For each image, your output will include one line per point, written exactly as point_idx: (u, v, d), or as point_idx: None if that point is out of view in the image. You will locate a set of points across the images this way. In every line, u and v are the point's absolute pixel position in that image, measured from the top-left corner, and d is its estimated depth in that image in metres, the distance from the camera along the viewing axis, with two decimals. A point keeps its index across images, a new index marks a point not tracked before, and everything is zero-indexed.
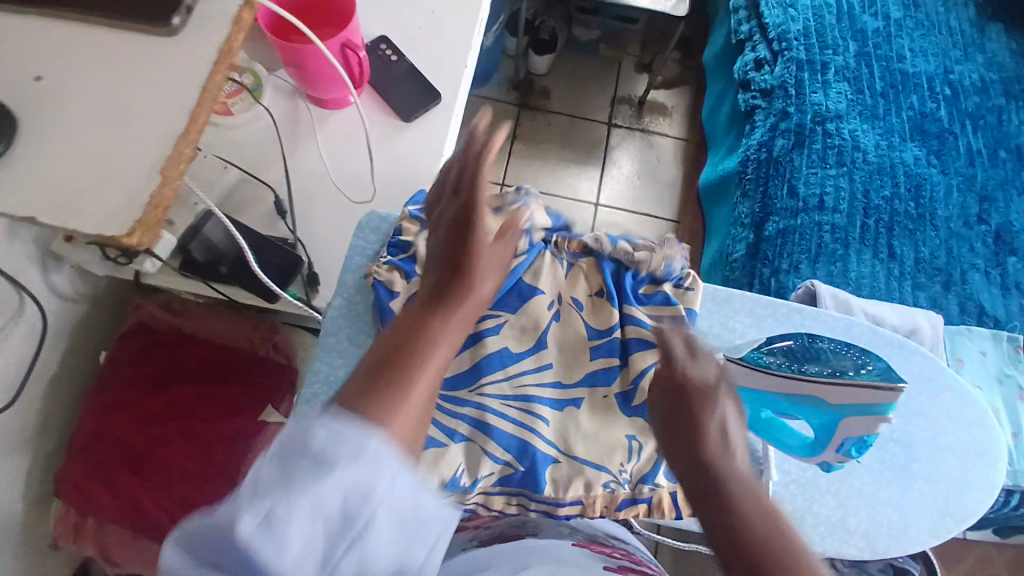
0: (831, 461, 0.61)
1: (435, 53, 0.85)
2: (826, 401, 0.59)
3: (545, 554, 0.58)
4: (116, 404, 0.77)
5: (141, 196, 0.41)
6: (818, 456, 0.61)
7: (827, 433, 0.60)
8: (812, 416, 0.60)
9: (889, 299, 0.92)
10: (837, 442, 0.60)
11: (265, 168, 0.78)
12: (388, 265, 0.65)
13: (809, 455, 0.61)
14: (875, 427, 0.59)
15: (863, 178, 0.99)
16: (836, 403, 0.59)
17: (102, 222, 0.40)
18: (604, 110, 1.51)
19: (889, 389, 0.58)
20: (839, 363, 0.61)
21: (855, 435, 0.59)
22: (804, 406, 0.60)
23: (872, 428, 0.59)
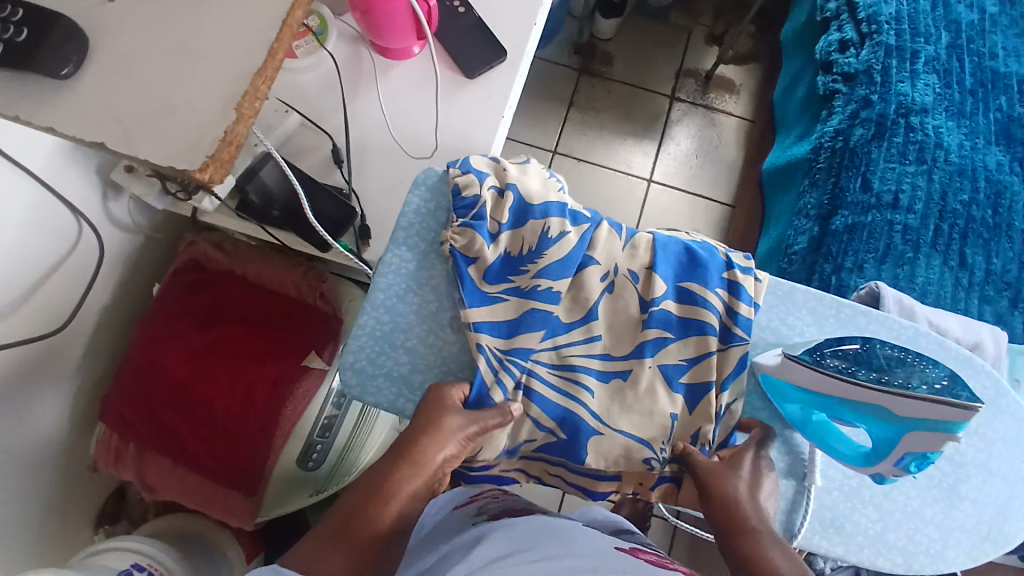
0: (887, 473, 0.59)
1: (503, 9, 0.82)
2: (890, 412, 0.56)
3: (574, 545, 0.60)
4: (164, 336, 0.79)
5: (216, 129, 0.44)
6: (874, 467, 0.59)
7: (885, 444, 0.57)
8: (871, 426, 0.58)
9: (953, 310, 0.87)
10: (898, 456, 0.57)
11: (324, 115, 0.77)
12: (462, 227, 0.65)
13: (866, 464, 0.59)
14: (940, 445, 0.56)
15: (942, 178, 0.92)
16: (903, 416, 0.55)
17: (174, 154, 0.43)
18: (667, 81, 1.45)
19: (965, 409, 0.54)
20: (911, 376, 0.57)
21: (918, 452, 0.56)
22: (865, 414, 0.57)
23: (937, 446, 0.55)
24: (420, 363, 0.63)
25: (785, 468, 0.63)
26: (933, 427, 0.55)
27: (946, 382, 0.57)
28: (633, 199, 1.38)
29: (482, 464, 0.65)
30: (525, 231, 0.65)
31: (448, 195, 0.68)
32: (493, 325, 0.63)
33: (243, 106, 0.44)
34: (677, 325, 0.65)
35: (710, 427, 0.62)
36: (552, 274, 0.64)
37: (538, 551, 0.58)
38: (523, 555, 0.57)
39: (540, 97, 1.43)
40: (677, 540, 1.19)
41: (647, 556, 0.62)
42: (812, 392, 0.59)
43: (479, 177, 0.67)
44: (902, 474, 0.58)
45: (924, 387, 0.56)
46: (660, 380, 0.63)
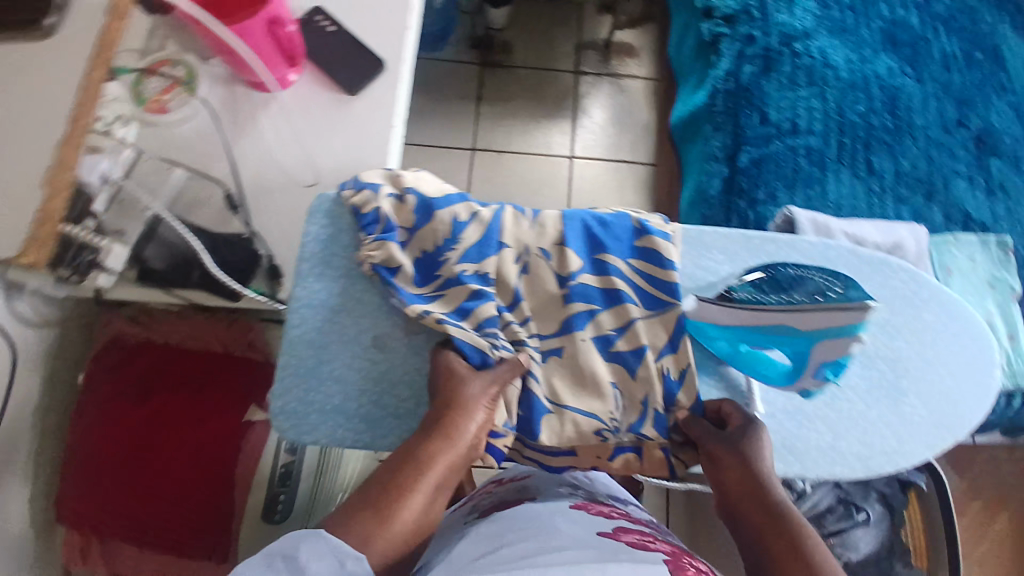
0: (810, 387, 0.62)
1: (371, 20, 0.80)
2: (796, 328, 0.62)
3: (553, 541, 0.57)
4: (102, 419, 0.77)
5: None
6: (796, 384, 0.62)
7: (801, 361, 0.62)
8: (788, 345, 0.63)
9: (871, 216, 0.90)
10: (812, 369, 0.61)
11: (211, 163, 0.74)
12: (377, 241, 0.64)
13: (790, 382, 0.63)
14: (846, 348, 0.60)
15: (836, 95, 0.94)
16: (807, 328, 0.61)
17: None
18: (569, 57, 1.45)
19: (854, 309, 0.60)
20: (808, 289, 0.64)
21: (830, 360, 0.61)
22: (778, 335, 0.63)
23: (844, 350, 0.60)
24: (352, 390, 0.62)
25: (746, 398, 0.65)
26: (836, 332, 0.60)
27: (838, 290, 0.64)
28: (560, 179, 1.38)
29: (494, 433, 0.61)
30: (435, 227, 0.65)
31: (347, 216, 0.66)
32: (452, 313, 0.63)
33: None
34: (599, 294, 0.65)
35: (655, 389, 0.63)
36: (473, 257, 0.64)
37: (519, 551, 0.55)
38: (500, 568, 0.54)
39: (447, 98, 1.41)
40: (673, 497, 1.20)
41: (629, 537, 0.59)
42: (733, 327, 0.63)
43: (374, 188, 0.66)
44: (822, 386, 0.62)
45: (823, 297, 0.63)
46: (593, 348, 0.64)
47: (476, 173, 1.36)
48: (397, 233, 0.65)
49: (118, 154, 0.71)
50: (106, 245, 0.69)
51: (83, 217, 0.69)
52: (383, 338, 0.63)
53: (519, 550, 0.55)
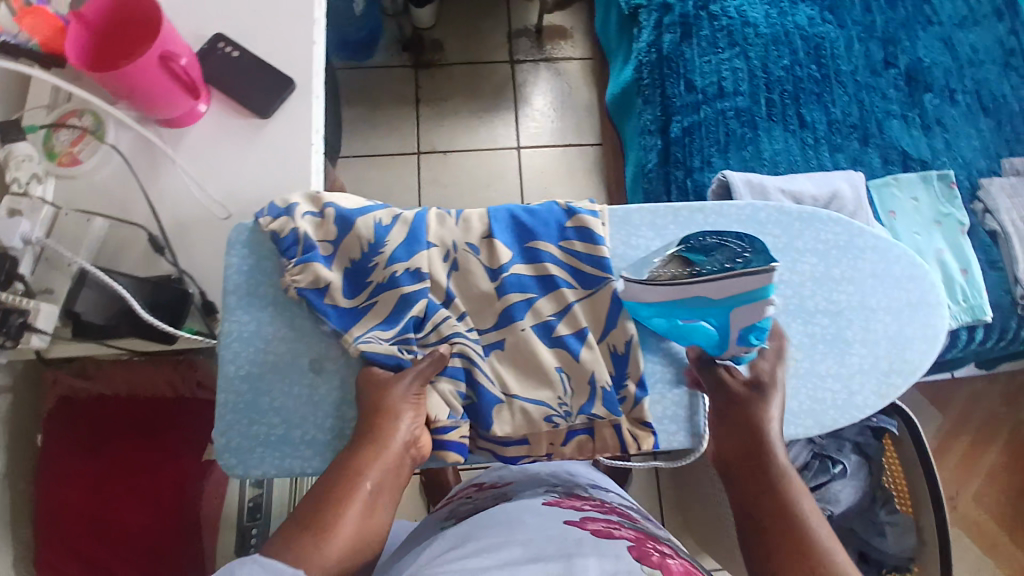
0: (739, 351, 0.62)
1: (275, 40, 0.79)
2: (715, 297, 0.60)
3: (510, 536, 0.51)
4: (62, 479, 0.77)
5: None
6: (726, 351, 0.63)
7: (725, 328, 0.61)
8: (712, 315, 0.61)
9: (807, 169, 0.89)
10: (737, 335, 0.61)
11: (131, 208, 0.73)
12: (300, 265, 0.62)
13: (719, 350, 0.63)
14: (762, 312, 0.60)
15: (758, 53, 0.94)
16: (722, 297, 0.59)
17: None
18: (503, 47, 1.43)
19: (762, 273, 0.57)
20: (720, 255, 0.61)
21: (747, 325, 0.60)
22: (699, 307, 0.60)
23: (760, 315, 0.59)
24: (294, 418, 0.61)
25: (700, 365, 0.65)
26: (751, 299, 0.59)
27: (748, 254, 0.60)
28: (510, 171, 1.36)
29: (439, 428, 0.60)
30: (358, 237, 0.63)
31: (268, 242, 0.65)
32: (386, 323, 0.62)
33: None
34: (534, 283, 0.65)
35: (601, 369, 0.63)
36: (402, 255, 0.63)
37: (472, 551, 0.50)
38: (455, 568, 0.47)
39: (384, 105, 1.38)
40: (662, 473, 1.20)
41: (596, 525, 0.53)
42: (657, 304, 0.61)
43: (291, 209, 0.64)
44: (750, 347, 0.62)
45: (731, 264, 0.60)
46: (535, 337, 0.63)
47: (424, 177, 1.34)
48: (319, 249, 0.63)
49: (36, 212, 0.69)
50: (34, 305, 0.67)
51: (10, 282, 0.68)
52: (319, 360, 0.62)
53: (473, 552, 0.49)
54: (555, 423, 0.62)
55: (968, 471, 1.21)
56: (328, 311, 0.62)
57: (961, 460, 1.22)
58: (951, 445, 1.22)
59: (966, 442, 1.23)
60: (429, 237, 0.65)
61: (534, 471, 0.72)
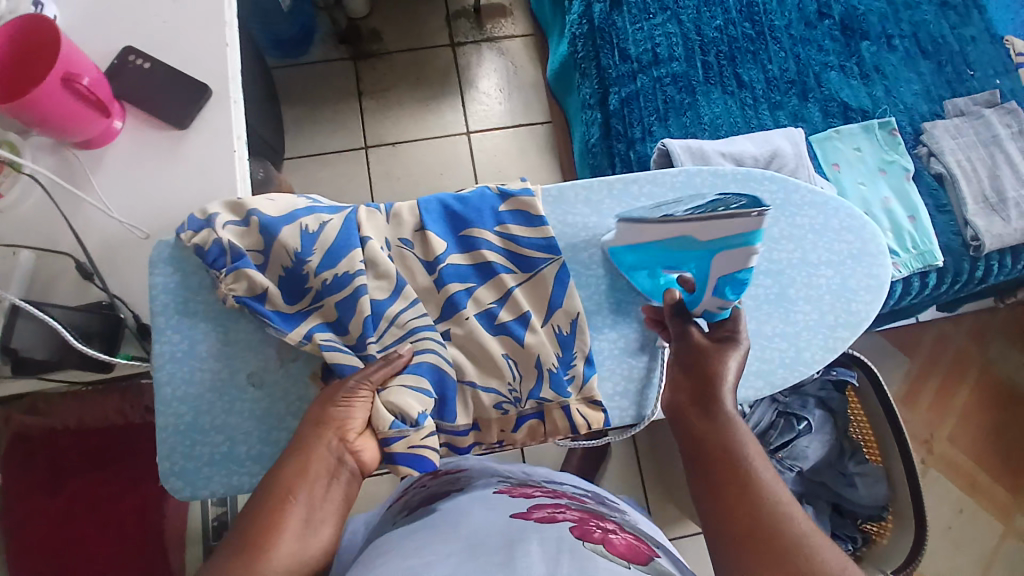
0: (713, 307, 0.60)
1: (188, 47, 0.76)
2: (698, 238, 0.57)
3: (451, 534, 0.50)
4: (22, 519, 0.75)
5: None
6: (699, 304, 0.60)
7: (702, 277, 0.59)
8: (694, 259, 0.59)
9: (749, 130, 0.89)
10: (712, 285, 0.58)
11: (55, 237, 0.71)
12: (232, 273, 0.60)
13: (694, 305, 0.60)
14: (745, 262, 0.55)
15: (690, 15, 0.93)
16: (703, 238, 0.56)
17: None
18: (443, 31, 1.40)
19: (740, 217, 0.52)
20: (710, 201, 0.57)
21: (726, 275, 0.57)
22: (682, 249, 0.59)
23: (742, 264, 0.55)
24: (238, 434, 0.60)
25: (642, 335, 0.65)
26: (731, 247, 0.55)
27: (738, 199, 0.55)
28: (462, 158, 1.34)
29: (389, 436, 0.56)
30: (285, 244, 0.61)
31: (194, 258, 0.63)
32: (330, 324, 0.61)
33: None
34: (472, 272, 0.64)
35: (547, 350, 0.62)
36: (328, 265, 0.61)
37: (413, 548, 0.48)
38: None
39: (326, 101, 1.35)
40: None
41: (540, 512, 0.53)
42: (637, 246, 0.62)
43: (211, 221, 0.62)
44: (727, 303, 0.59)
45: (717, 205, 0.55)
46: (479, 326, 0.62)
47: (374, 171, 1.32)
48: (249, 258, 0.61)
49: None
50: None
51: None
52: (258, 373, 0.61)
53: (414, 550, 0.48)
54: (505, 409, 0.62)
55: (939, 413, 1.23)
56: (272, 314, 0.60)
57: (932, 402, 1.24)
58: (921, 389, 1.24)
59: (935, 384, 1.24)
60: (360, 233, 0.63)
61: (492, 464, 0.72)
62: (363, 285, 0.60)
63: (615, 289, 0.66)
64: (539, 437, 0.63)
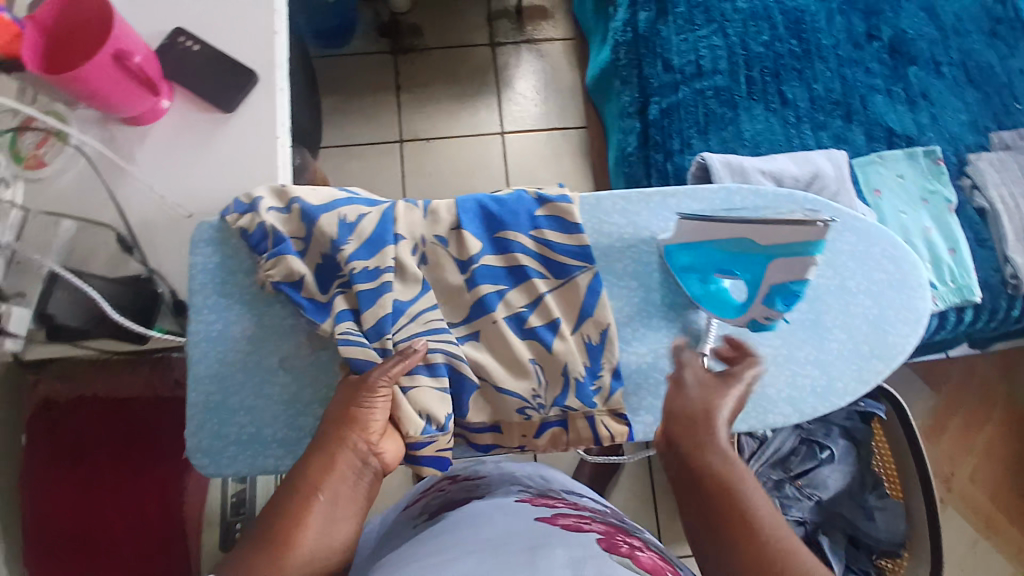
0: (760, 316, 0.61)
1: (237, 31, 0.77)
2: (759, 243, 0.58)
3: (474, 535, 0.50)
4: (45, 486, 0.76)
5: None
6: (745, 312, 0.62)
7: (754, 284, 0.60)
8: (747, 266, 0.60)
9: (790, 148, 0.88)
10: (764, 292, 0.60)
11: (97, 209, 0.72)
12: (273, 258, 0.61)
13: (740, 314, 0.62)
14: (802, 272, 0.57)
15: (737, 28, 0.92)
16: (765, 244, 0.58)
17: None
18: (483, 30, 1.40)
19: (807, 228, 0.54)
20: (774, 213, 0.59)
21: (779, 284, 0.59)
22: (739, 254, 0.60)
23: (798, 274, 0.57)
24: (266, 416, 0.61)
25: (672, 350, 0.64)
26: (790, 253, 0.56)
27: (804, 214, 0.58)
28: (494, 158, 1.34)
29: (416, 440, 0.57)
30: (322, 232, 0.62)
31: (236, 240, 0.64)
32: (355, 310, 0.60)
33: None
34: (505, 274, 0.64)
35: (574, 359, 0.62)
36: (363, 257, 0.61)
37: (440, 546, 0.49)
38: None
39: (363, 93, 1.36)
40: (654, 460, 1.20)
41: (565, 521, 0.53)
42: (692, 245, 0.62)
43: (255, 205, 0.62)
44: (773, 314, 0.61)
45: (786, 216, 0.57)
46: (509, 329, 0.62)
47: (407, 165, 1.33)
48: (291, 243, 0.62)
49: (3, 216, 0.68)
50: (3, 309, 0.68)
51: None
52: (289, 358, 0.62)
53: (440, 550, 0.48)
54: (526, 415, 0.62)
55: (963, 450, 1.20)
56: (309, 302, 0.61)
57: (955, 438, 1.21)
58: (945, 425, 1.22)
59: (959, 420, 1.22)
60: (397, 229, 0.64)
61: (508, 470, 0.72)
62: (389, 282, 0.61)
63: (648, 301, 0.65)
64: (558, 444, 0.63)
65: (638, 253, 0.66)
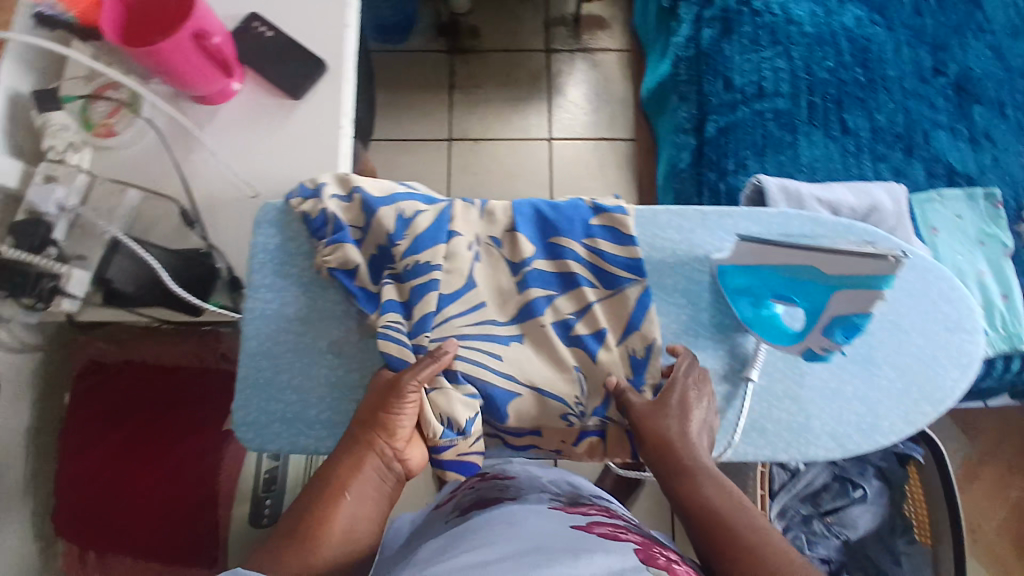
0: (817, 347, 0.60)
1: (310, 20, 0.79)
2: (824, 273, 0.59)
3: (512, 533, 0.51)
4: (85, 444, 0.80)
5: None
6: (802, 341, 0.60)
7: (814, 313, 0.59)
8: (808, 294, 0.60)
9: (847, 178, 0.87)
10: (825, 323, 0.59)
11: (163, 181, 0.74)
12: (331, 245, 0.63)
13: (795, 342, 0.61)
14: (868, 304, 0.57)
15: (802, 53, 0.91)
16: (833, 272, 0.58)
17: None
18: (539, 36, 1.41)
19: (882, 259, 0.55)
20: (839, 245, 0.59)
21: (842, 315, 0.58)
22: (802, 281, 0.60)
23: (864, 307, 0.57)
24: (311, 398, 0.62)
25: (717, 372, 0.64)
26: (859, 284, 0.56)
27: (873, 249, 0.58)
28: (539, 163, 1.35)
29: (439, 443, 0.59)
30: (380, 223, 0.63)
31: (298, 224, 0.66)
32: (404, 303, 0.61)
33: None
34: (555, 280, 0.64)
35: (619, 372, 0.62)
36: (417, 251, 0.62)
37: (477, 541, 0.51)
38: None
39: (417, 89, 1.38)
40: None
41: (602, 528, 0.54)
42: (751, 267, 0.62)
43: (319, 191, 0.64)
44: (832, 347, 0.59)
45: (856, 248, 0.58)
46: (555, 334, 0.63)
47: (454, 164, 1.34)
48: (349, 232, 0.63)
49: (72, 179, 0.71)
50: (66, 271, 0.70)
51: (44, 246, 0.70)
52: (338, 343, 0.63)
53: (480, 546, 0.50)
54: (562, 424, 0.63)
55: (993, 501, 1.17)
56: (361, 291, 0.62)
57: (986, 488, 1.18)
58: (977, 473, 1.19)
59: (993, 470, 1.19)
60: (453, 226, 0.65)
61: (535, 473, 0.73)
62: (436, 279, 0.61)
63: (696, 321, 0.65)
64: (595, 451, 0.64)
65: (690, 270, 0.65)
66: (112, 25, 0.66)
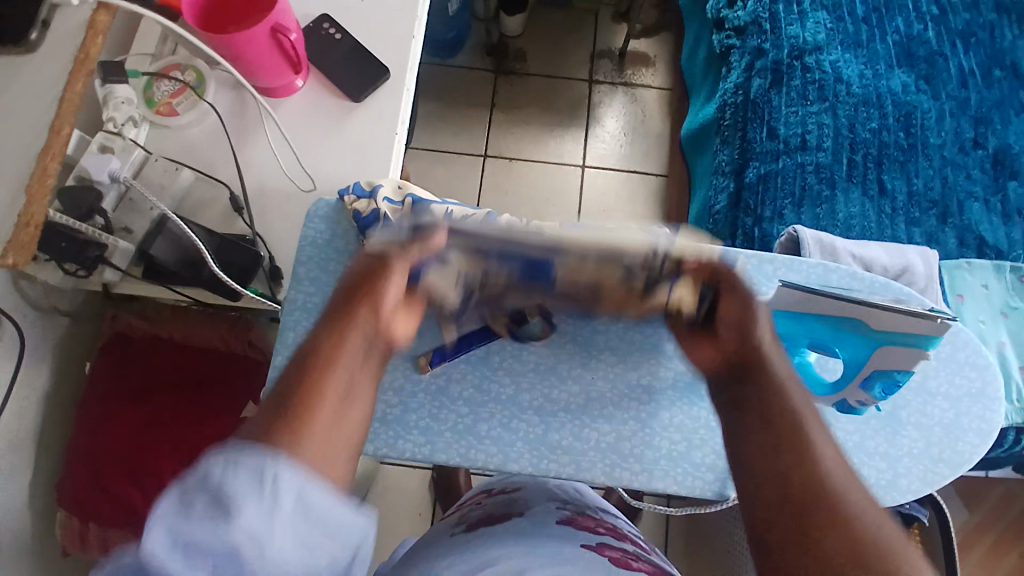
0: (853, 399, 0.61)
1: (378, 27, 0.81)
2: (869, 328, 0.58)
3: (534, 554, 0.51)
4: (104, 416, 0.80)
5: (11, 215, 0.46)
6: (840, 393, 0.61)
7: (854, 366, 0.60)
8: (847, 347, 0.60)
9: (880, 237, 0.89)
10: (863, 375, 0.59)
11: (217, 165, 0.76)
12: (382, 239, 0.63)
13: (830, 393, 0.62)
14: (911, 363, 0.57)
15: (847, 112, 0.94)
16: (878, 329, 0.58)
17: None
18: (584, 66, 1.44)
19: (930, 319, 0.56)
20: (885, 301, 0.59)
21: (885, 370, 0.58)
22: (843, 333, 0.59)
23: (906, 364, 0.57)
24: None
25: None
26: (903, 342, 0.57)
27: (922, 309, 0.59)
28: (570, 188, 1.37)
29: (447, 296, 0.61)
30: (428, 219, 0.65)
31: (348, 221, 0.67)
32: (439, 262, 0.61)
33: (33, 191, 0.46)
34: None
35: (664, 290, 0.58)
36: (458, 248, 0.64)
37: (503, 557, 0.52)
38: (345, 507, 0.36)
39: (459, 104, 1.40)
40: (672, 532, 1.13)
41: (613, 552, 0.55)
42: (793, 315, 0.62)
43: (374, 192, 0.66)
44: (868, 400, 0.60)
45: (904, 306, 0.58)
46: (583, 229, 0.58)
47: (486, 181, 1.36)
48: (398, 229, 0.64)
49: (127, 154, 0.72)
50: (113, 241, 0.70)
51: (90, 215, 0.70)
52: None
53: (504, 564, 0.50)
54: (579, 447, 0.62)
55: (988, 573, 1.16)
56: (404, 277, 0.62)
57: (982, 558, 1.17)
58: (974, 542, 1.18)
59: (991, 542, 1.18)
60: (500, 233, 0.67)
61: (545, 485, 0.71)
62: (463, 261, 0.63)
63: None
64: (642, 317, 0.64)
65: None
66: (191, 9, 0.68)
